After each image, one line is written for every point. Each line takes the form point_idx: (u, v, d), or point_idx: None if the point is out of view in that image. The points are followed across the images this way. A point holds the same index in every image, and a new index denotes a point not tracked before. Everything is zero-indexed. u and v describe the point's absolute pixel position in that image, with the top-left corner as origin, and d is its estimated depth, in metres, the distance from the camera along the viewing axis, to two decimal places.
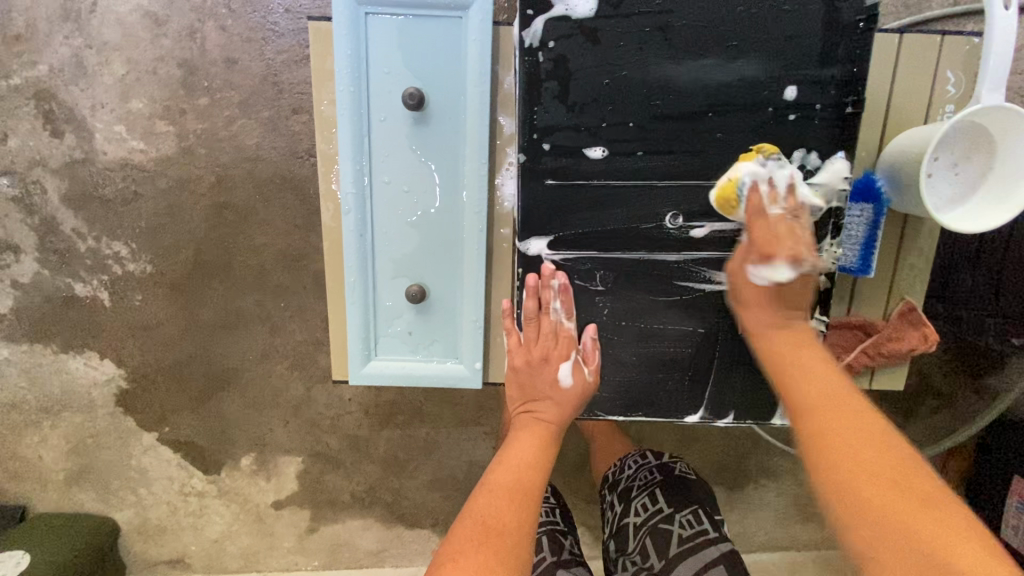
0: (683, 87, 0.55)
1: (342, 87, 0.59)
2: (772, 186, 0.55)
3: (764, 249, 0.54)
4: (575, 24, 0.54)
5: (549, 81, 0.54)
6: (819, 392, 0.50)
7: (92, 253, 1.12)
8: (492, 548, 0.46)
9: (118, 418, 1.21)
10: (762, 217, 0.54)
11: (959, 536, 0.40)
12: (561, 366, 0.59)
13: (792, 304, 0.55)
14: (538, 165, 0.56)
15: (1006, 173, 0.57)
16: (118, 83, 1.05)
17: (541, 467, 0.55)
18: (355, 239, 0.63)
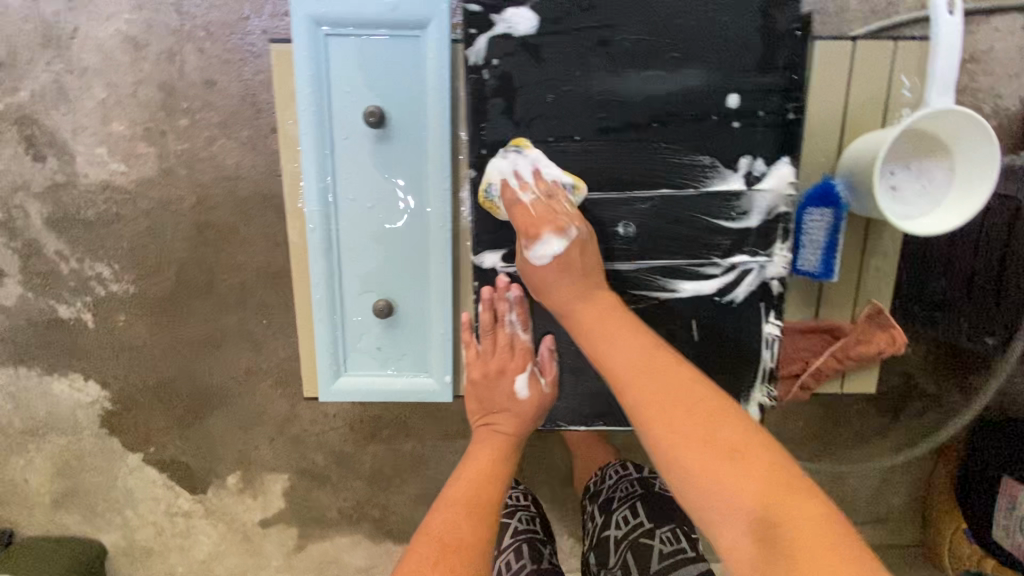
0: (632, 100, 0.55)
1: (304, 107, 0.60)
2: (515, 177, 0.56)
3: (530, 232, 0.55)
4: (519, 42, 0.54)
5: (495, 98, 0.55)
6: (639, 372, 0.52)
7: (75, 274, 1.13)
8: (450, 565, 0.49)
9: (103, 439, 1.21)
10: (518, 205, 0.56)
11: (783, 490, 0.45)
12: (517, 378, 0.61)
13: (586, 274, 0.56)
14: (487, 179, 0.57)
15: (964, 177, 0.57)
16: (99, 106, 1.06)
17: (497, 479, 0.59)
18: (321, 255, 0.64)
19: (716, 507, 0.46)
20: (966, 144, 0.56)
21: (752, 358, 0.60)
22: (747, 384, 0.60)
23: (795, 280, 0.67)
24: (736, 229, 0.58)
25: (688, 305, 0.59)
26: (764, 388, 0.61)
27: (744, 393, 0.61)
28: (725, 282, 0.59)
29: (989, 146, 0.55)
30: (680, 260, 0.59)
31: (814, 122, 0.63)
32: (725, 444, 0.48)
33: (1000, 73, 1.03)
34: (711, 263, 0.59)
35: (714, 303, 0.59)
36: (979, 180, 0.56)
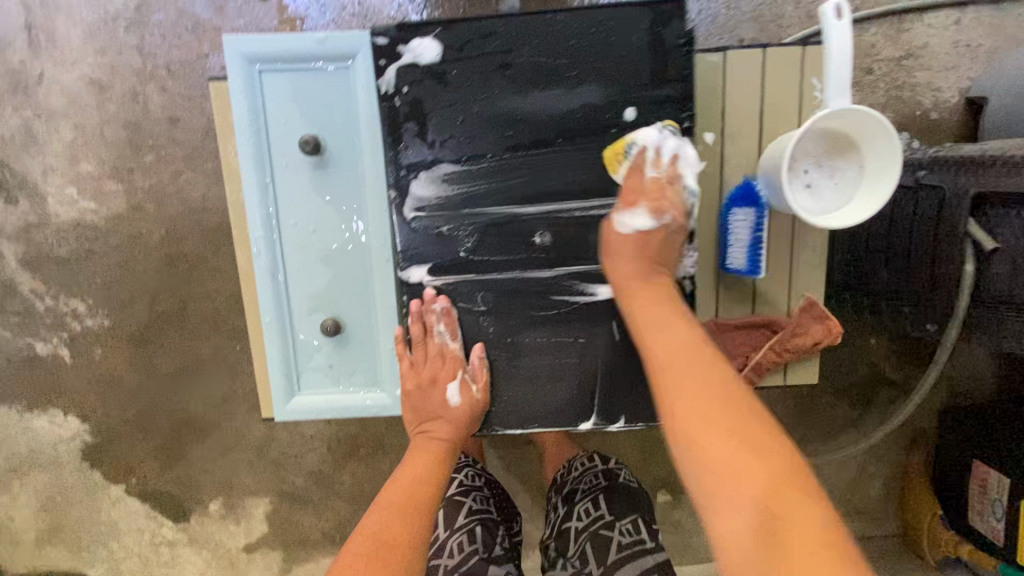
0: (537, 117, 0.58)
1: (243, 140, 0.63)
2: (657, 149, 0.57)
3: (629, 199, 0.58)
4: (425, 70, 0.58)
5: (409, 122, 0.59)
6: (679, 355, 0.54)
7: (51, 311, 1.15)
8: (381, 562, 0.53)
9: (84, 473, 1.22)
10: (636, 174, 0.57)
11: (780, 485, 0.47)
12: (449, 386, 0.61)
13: (659, 261, 0.58)
14: (407, 199, 0.60)
15: (872, 169, 0.60)
16: (67, 148, 1.10)
17: (433, 480, 0.61)
18: (269, 279, 0.66)
19: (721, 487, 0.48)
20: (871, 139, 0.59)
21: None
22: None
23: (727, 281, 0.70)
24: None
25: (607, 309, 0.60)
26: None
27: None
28: None
29: (889, 140, 0.58)
30: (596, 266, 0.60)
31: (726, 127, 0.66)
32: (746, 436, 0.49)
33: (936, 67, 1.07)
34: None
35: None
36: (883, 174, 0.59)
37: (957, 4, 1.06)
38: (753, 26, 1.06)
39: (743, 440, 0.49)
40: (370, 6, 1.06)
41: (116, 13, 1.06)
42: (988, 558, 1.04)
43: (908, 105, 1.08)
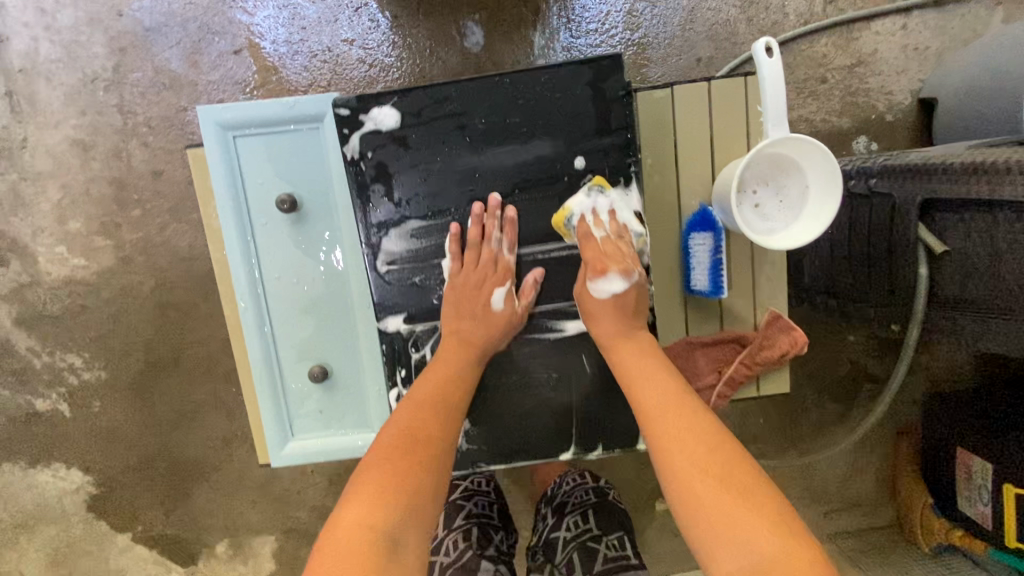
0: (496, 170, 0.61)
1: (222, 202, 0.66)
2: (594, 213, 0.61)
3: (597, 267, 0.59)
4: (387, 135, 0.61)
5: (376, 185, 0.62)
6: (665, 399, 0.56)
7: (48, 367, 1.18)
8: (415, 457, 0.52)
9: (91, 524, 1.24)
10: (591, 242, 0.60)
11: (773, 527, 0.48)
12: (495, 291, 0.61)
13: (634, 316, 0.61)
14: (379, 254, 0.63)
15: (818, 189, 0.63)
16: (54, 208, 1.13)
17: (460, 398, 0.58)
18: (257, 333, 0.69)
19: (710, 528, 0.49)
20: (810, 159, 0.62)
21: None
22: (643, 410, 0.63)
23: (694, 302, 0.73)
24: None
25: (576, 343, 0.63)
26: None
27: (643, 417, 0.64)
28: None
29: (825, 159, 0.61)
30: (563, 302, 0.63)
31: (678, 163, 0.70)
32: (732, 479, 0.51)
33: (887, 72, 1.11)
34: None
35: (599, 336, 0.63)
36: (828, 190, 0.62)
37: (902, 10, 1.10)
38: (709, 45, 1.10)
39: (734, 485, 0.50)
40: (340, 52, 1.10)
41: (94, 75, 1.09)
42: (980, 543, 1.06)
43: (863, 110, 1.12)
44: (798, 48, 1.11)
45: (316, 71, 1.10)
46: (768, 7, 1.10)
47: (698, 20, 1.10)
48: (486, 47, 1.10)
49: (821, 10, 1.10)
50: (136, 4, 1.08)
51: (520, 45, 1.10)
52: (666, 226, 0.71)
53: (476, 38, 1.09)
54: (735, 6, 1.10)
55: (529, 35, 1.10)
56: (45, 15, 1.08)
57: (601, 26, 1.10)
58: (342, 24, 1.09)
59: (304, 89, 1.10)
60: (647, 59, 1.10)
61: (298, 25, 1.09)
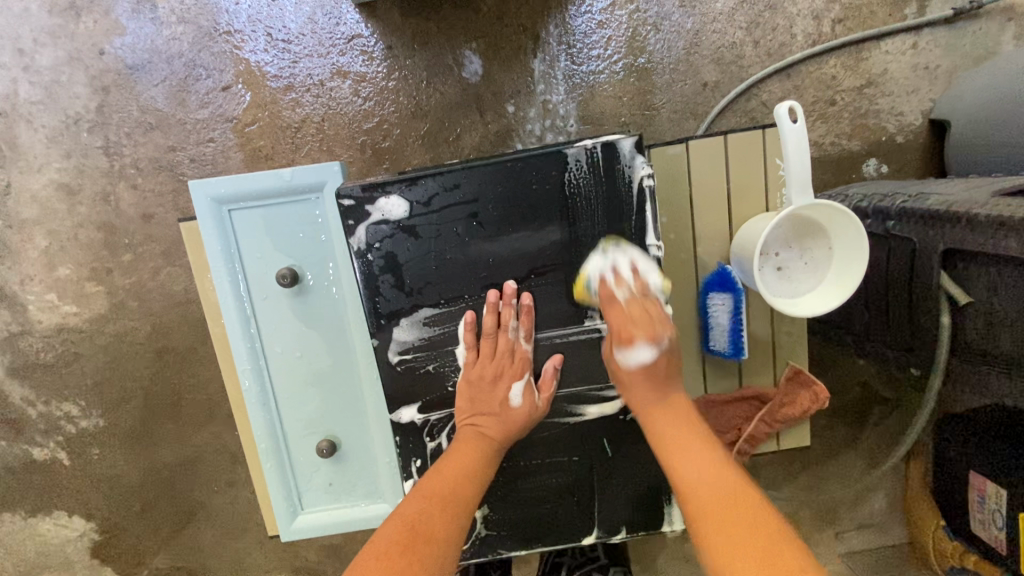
0: (509, 255, 0.58)
1: (220, 279, 0.63)
2: (616, 272, 0.58)
3: (623, 336, 0.58)
4: (394, 223, 0.58)
5: (384, 274, 0.59)
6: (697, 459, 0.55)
7: (44, 416, 1.15)
8: (416, 555, 0.50)
9: (95, 569, 1.22)
10: (614, 306, 0.58)
11: None
12: (513, 385, 0.60)
13: (666, 382, 0.59)
14: (391, 344, 0.60)
15: (843, 250, 0.62)
16: (42, 254, 1.09)
17: (475, 481, 0.56)
18: (261, 410, 0.67)
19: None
20: (836, 222, 0.61)
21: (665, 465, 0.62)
22: (665, 492, 0.62)
23: (714, 364, 0.71)
24: None
25: (596, 428, 0.61)
26: None
27: (665, 497, 0.62)
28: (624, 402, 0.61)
29: (847, 218, 0.59)
30: (581, 387, 0.61)
31: (696, 230, 0.68)
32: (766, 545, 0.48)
33: (897, 93, 1.08)
34: (609, 386, 0.61)
35: (619, 421, 0.61)
36: (853, 248, 0.60)
37: (912, 28, 1.07)
38: (714, 69, 1.07)
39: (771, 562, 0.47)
40: (333, 85, 1.05)
41: (77, 116, 1.05)
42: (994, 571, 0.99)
43: (874, 132, 1.09)
44: (807, 69, 1.08)
45: (309, 105, 1.06)
46: (775, 27, 1.06)
47: (703, 44, 1.06)
48: (484, 76, 1.06)
49: (829, 31, 1.07)
50: (117, 41, 1.03)
51: (520, 73, 1.06)
52: (683, 291, 0.69)
53: (474, 68, 1.05)
54: (742, 27, 1.06)
55: (529, 62, 1.06)
56: (23, 55, 1.03)
57: (604, 52, 1.06)
58: (334, 56, 1.05)
59: (296, 125, 1.06)
60: (652, 85, 1.07)
61: (289, 58, 1.04)
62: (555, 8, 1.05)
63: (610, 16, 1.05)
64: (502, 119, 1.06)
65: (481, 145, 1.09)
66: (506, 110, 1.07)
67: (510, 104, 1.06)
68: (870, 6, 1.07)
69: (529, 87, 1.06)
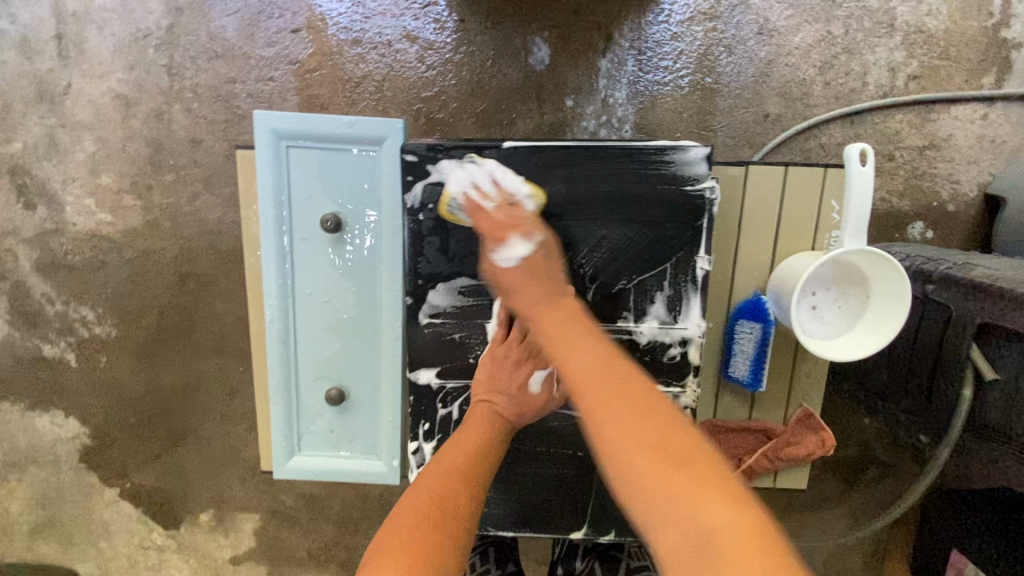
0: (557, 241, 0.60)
1: (266, 210, 0.64)
2: (479, 187, 0.59)
3: (497, 237, 0.57)
4: (452, 189, 0.59)
5: (432, 236, 0.60)
6: (610, 390, 0.44)
7: (61, 317, 1.17)
8: (444, 528, 0.47)
9: (81, 473, 1.25)
10: (481, 214, 0.58)
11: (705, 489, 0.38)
12: (535, 371, 0.59)
13: (555, 286, 0.55)
14: (423, 306, 0.62)
15: (883, 299, 0.61)
16: (89, 159, 1.11)
17: (491, 456, 0.56)
18: (279, 346, 0.68)
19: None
20: (879, 271, 0.60)
21: None
22: None
23: (729, 388, 0.72)
24: (650, 363, 0.62)
25: None
26: None
27: None
28: None
29: (901, 283, 0.59)
30: None
31: (738, 254, 0.68)
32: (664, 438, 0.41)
33: (958, 160, 1.07)
34: None
35: None
36: (888, 313, 0.60)
37: (987, 98, 1.05)
38: (779, 102, 1.06)
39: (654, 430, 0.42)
40: (400, 48, 1.06)
41: (147, 31, 1.07)
42: None
43: (926, 195, 1.08)
44: (872, 119, 1.06)
45: (373, 63, 1.06)
46: (848, 72, 1.05)
47: (773, 75, 1.05)
48: (550, 66, 1.05)
49: (902, 85, 1.06)
50: None
51: (586, 70, 1.05)
52: (713, 313, 0.70)
53: (542, 56, 1.05)
54: (815, 66, 1.05)
55: (597, 60, 1.05)
56: None
57: (673, 64, 1.05)
58: (407, 19, 1.05)
59: (357, 80, 1.06)
60: (714, 106, 1.06)
61: (362, 13, 1.05)
62: (633, 14, 1.04)
63: (686, 30, 1.05)
64: (559, 112, 1.06)
65: (532, 133, 1.09)
66: (565, 104, 1.06)
67: (569, 99, 1.06)
68: (949, 69, 1.05)
69: (591, 85, 1.06)
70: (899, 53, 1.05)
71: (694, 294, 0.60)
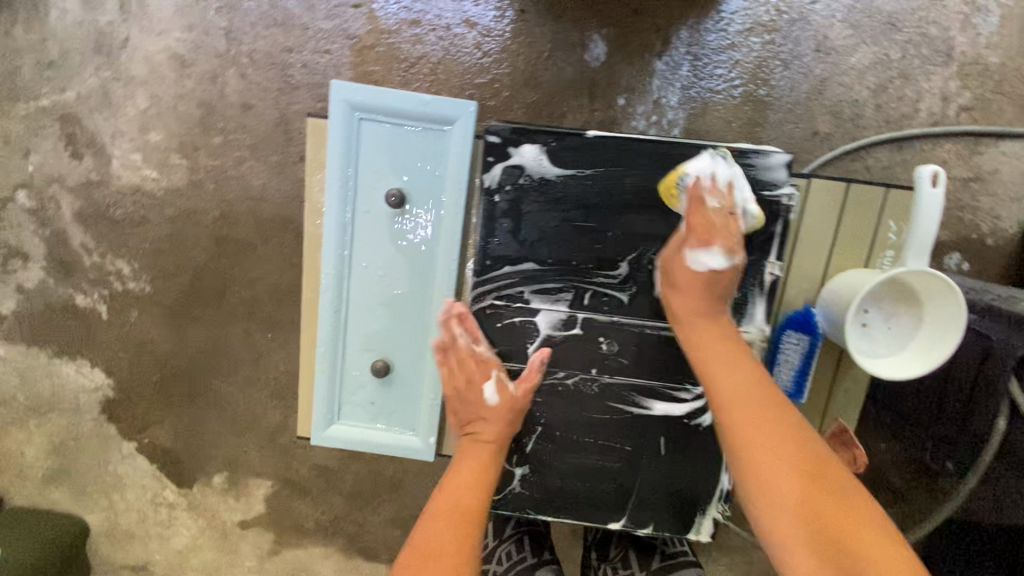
0: (628, 233, 0.66)
1: (332, 178, 0.65)
2: (711, 180, 0.64)
3: (703, 236, 0.63)
4: (530, 176, 0.65)
5: (504, 218, 0.66)
6: (754, 421, 0.59)
7: (96, 268, 1.18)
8: (430, 571, 0.56)
9: (100, 425, 1.26)
10: (700, 206, 0.64)
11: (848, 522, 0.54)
12: (484, 386, 0.67)
13: (720, 301, 0.64)
14: (490, 286, 0.68)
15: (936, 322, 0.63)
16: (140, 115, 1.12)
17: (480, 487, 0.64)
18: (331, 314, 0.69)
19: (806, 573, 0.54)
20: (937, 293, 0.62)
21: (713, 476, 0.70)
22: (704, 503, 0.70)
23: None
24: None
25: (659, 422, 0.70)
26: (719, 506, 0.71)
27: (702, 508, 0.71)
28: (695, 407, 0.69)
29: (958, 310, 0.61)
30: (657, 384, 0.69)
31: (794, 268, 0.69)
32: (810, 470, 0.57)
33: (1001, 195, 1.07)
34: (685, 389, 0.69)
35: (685, 422, 0.69)
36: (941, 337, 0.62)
37: None
38: (829, 121, 1.06)
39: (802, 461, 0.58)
40: (458, 32, 1.06)
41: None
42: None
43: (966, 227, 1.08)
44: (920, 146, 1.06)
45: (429, 45, 1.07)
46: (901, 97, 1.05)
47: (826, 93, 1.06)
48: (605, 64, 1.06)
49: (952, 115, 1.06)
50: None
51: (640, 71, 1.06)
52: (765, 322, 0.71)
53: (598, 53, 1.06)
54: (868, 88, 1.05)
55: (652, 62, 1.06)
56: None
57: (727, 73, 1.06)
58: (467, 5, 1.06)
59: (412, 61, 1.07)
60: (764, 119, 1.06)
61: None
62: (693, 19, 1.05)
63: (743, 41, 1.05)
64: (610, 110, 1.07)
65: (581, 130, 1.10)
66: (616, 102, 1.07)
67: (621, 98, 1.06)
68: (1001, 103, 1.05)
69: (644, 85, 1.06)
70: (953, 83, 1.05)
71: (759, 298, 0.67)
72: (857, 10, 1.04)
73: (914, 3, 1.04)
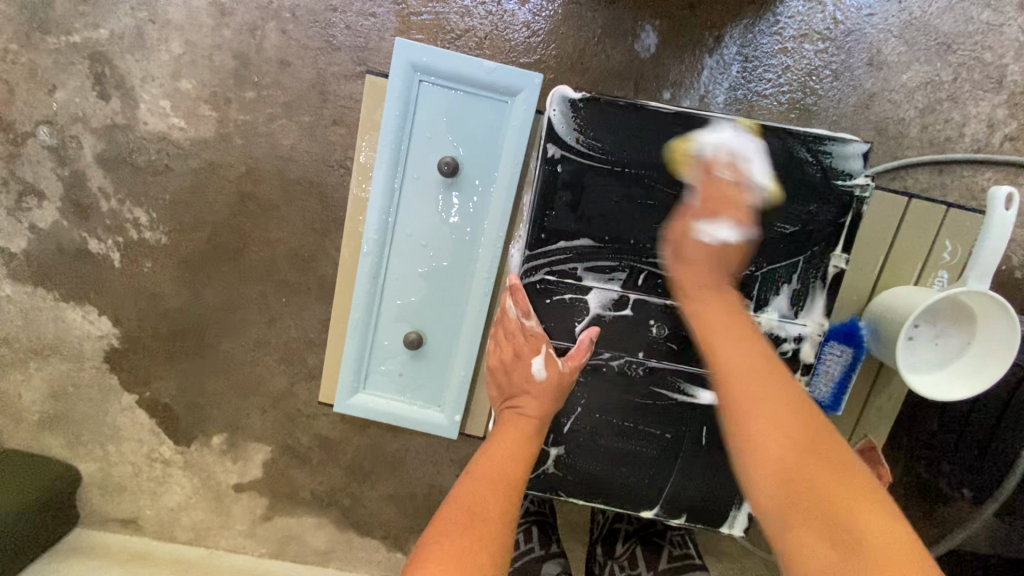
0: (698, 211, 0.75)
1: (386, 142, 0.74)
2: (719, 152, 0.73)
3: (710, 213, 0.73)
4: (596, 157, 0.74)
5: (564, 194, 0.74)
6: (753, 388, 0.65)
7: (113, 214, 1.15)
8: (475, 533, 0.58)
9: (102, 374, 1.23)
10: (709, 178, 0.73)
11: (858, 498, 0.56)
12: (534, 360, 0.75)
13: (722, 272, 0.73)
14: (543, 264, 0.76)
15: (981, 345, 0.74)
16: (172, 61, 1.09)
17: (522, 459, 0.69)
18: (369, 276, 0.78)
19: (796, 535, 0.57)
20: (989, 319, 0.73)
21: None
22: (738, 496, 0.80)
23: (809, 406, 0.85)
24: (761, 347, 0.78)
25: (703, 409, 0.79)
26: None
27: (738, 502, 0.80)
28: None
29: (1006, 335, 0.72)
30: (702, 372, 0.78)
31: (848, 275, 0.81)
32: (814, 440, 0.61)
33: None
34: None
35: None
36: (988, 360, 0.73)
37: None
38: (872, 137, 1.05)
39: (805, 435, 0.61)
40: (509, 8, 1.03)
41: None
42: None
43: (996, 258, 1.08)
44: (961, 172, 1.04)
45: (478, 18, 1.04)
46: (946, 120, 1.04)
47: (873, 108, 1.04)
48: (654, 56, 1.04)
49: (995, 144, 1.05)
50: None
51: (689, 67, 1.04)
52: None
53: (649, 44, 1.04)
54: (916, 108, 1.04)
55: (702, 58, 1.04)
56: None
57: (777, 78, 1.04)
58: None
59: (458, 33, 1.04)
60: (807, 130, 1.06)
61: None
62: (749, 19, 1.03)
63: (796, 47, 1.03)
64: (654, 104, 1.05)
65: None
66: (661, 96, 1.06)
67: (666, 93, 1.05)
68: None
69: (692, 82, 1.04)
70: (1001, 111, 1.04)
71: (819, 291, 0.77)
72: (914, 27, 1.02)
73: (972, 25, 1.02)
